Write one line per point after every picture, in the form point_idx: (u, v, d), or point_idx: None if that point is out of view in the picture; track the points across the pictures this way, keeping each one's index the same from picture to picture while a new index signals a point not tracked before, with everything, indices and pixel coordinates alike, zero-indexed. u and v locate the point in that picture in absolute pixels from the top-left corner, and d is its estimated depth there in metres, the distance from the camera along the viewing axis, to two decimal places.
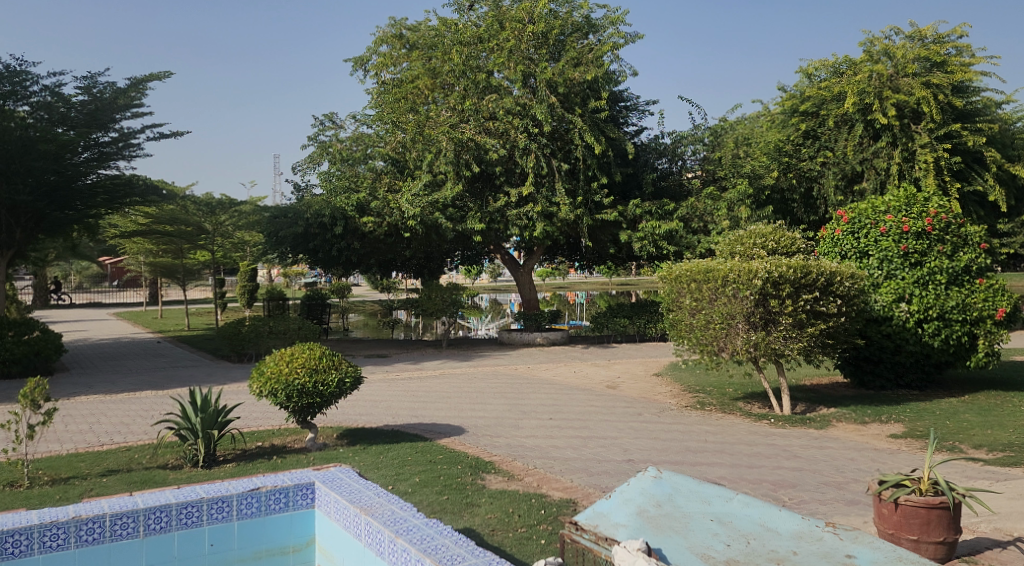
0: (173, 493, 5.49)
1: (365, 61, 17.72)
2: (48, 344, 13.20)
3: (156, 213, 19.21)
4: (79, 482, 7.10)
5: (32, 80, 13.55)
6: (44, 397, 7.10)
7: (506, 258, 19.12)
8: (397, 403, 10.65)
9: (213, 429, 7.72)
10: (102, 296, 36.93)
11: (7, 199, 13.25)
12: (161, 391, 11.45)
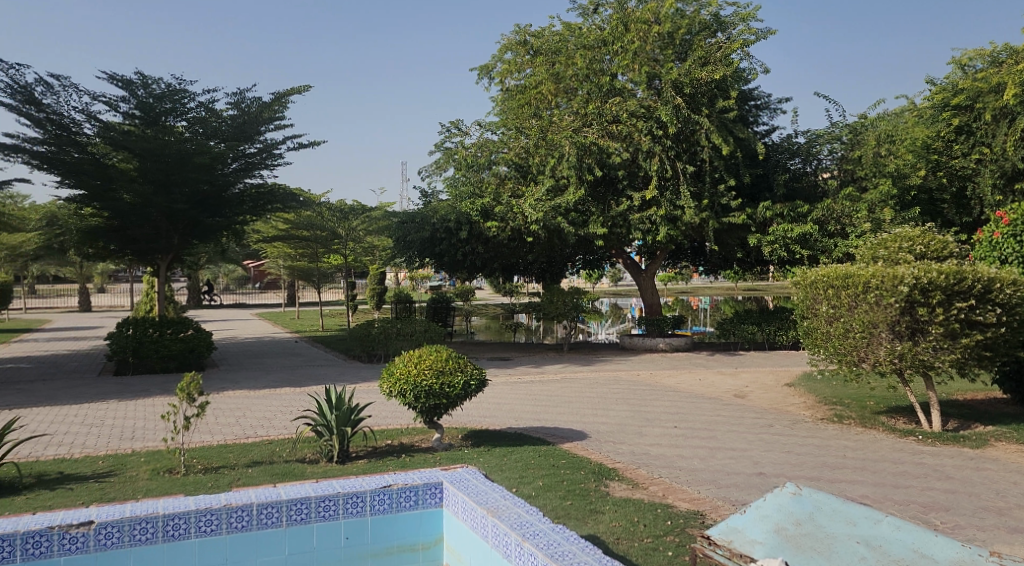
0: (312, 487, 5.77)
1: (490, 69, 18.00)
2: (202, 340, 14.12)
3: (295, 218, 20.32)
4: (228, 472, 7.59)
5: (189, 97, 14.61)
6: (198, 391, 7.65)
7: (628, 263, 18.91)
8: (520, 406, 10.73)
9: (346, 426, 8.04)
10: (247, 297, 39.51)
11: (166, 208, 14.44)
12: (299, 389, 12.07)
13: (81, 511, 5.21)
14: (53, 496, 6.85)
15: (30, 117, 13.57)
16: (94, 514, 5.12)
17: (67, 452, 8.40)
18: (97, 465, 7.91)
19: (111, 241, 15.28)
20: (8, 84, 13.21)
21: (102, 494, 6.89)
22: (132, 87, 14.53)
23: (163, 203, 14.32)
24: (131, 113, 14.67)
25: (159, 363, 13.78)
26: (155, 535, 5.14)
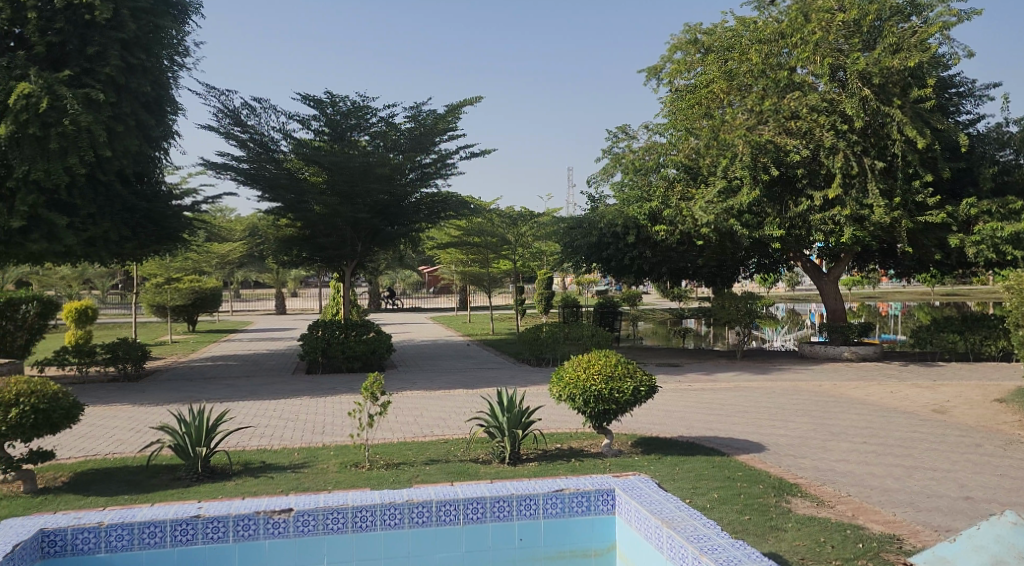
0: (488, 487, 5.92)
1: (659, 70, 17.70)
2: (382, 342, 14.89)
3: (467, 225, 21.05)
4: (408, 468, 7.97)
5: (372, 112, 15.48)
6: (381, 390, 8.09)
7: (807, 267, 17.93)
8: (692, 415, 10.41)
9: (517, 429, 8.18)
10: (423, 301, 41.41)
11: (351, 218, 15.50)
12: (471, 390, 12.45)
13: (282, 498, 5.67)
14: (257, 482, 7.50)
15: (236, 138, 15.05)
16: (294, 502, 5.54)
17: (268, 443, 9.19)
18: (293, 456, 8.58)
19: (303, 249, 16.65)
20: (219, 109, 14.76)
21: (298, 484, 7.46)
22: (322, 105, 15.69)
23: (348, 213, 15.38)
24: (321, 130, 15.87)
25: (344, 363, 14.75)
26: (345, 526, 5.48)
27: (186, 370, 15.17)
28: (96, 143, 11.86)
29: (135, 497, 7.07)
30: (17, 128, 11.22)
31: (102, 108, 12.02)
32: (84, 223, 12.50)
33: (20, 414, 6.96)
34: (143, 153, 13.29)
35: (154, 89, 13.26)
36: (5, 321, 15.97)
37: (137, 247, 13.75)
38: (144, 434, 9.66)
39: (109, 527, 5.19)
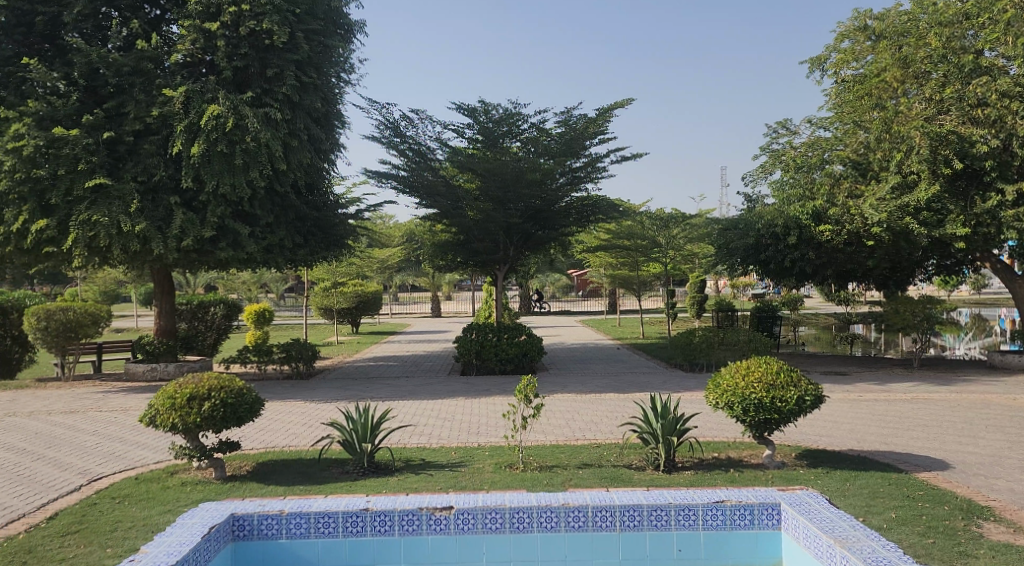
0: (644, 495, 5.82)
1: (823, 61, 16.78)
2: (534, 345, 15.04)
3: (617, 228, 20.91)
4: (562, 471, 8.00)
5: (523, 118, 15.71)
6: (534, 393, 8.16)
7: (997, 267, 16.26)
8: (863, 427, 9.74)
9: (673, 436, 7.98)
10: (573, 305, 41.52)
11: (503, 222, 15.83)
12: (623, 395, 12.33)
13: (443, 496, 5.85)
14: (418, 479, 7.80)
15: (396, 148, 15.78)
16: (453, 500, 5.70)
17: (427, 442, 9.54)
18: (451, 455, 8.86)
19: (457, 253, 17.17)
20: (381, 122, 15.56)
21: (456, 482, 7.68)
22: (476, 114, 16.11)
23: (500, 218, 15.68)
24: (475, 138, 16.29)
25: (497, 366, 15.02)
26: (503, 526, 5.57)
27: (351, 370, 16.08)
28: (273, 158, 12.85)
29: (309, 488, 7.57)
30: (208, 146, 12.35)
31: (278, 125, 13.01)
32: (263, 232, 13.56)
33: (212, 407, 7.64)
34: (313, 166, 14.23)
35: (324, 105, 14.18)
36: (197, 322, 17.67)
37: (309, 254, 14.70)
38: (316, 429, 10.33)
39: (289, 515, 5.57)
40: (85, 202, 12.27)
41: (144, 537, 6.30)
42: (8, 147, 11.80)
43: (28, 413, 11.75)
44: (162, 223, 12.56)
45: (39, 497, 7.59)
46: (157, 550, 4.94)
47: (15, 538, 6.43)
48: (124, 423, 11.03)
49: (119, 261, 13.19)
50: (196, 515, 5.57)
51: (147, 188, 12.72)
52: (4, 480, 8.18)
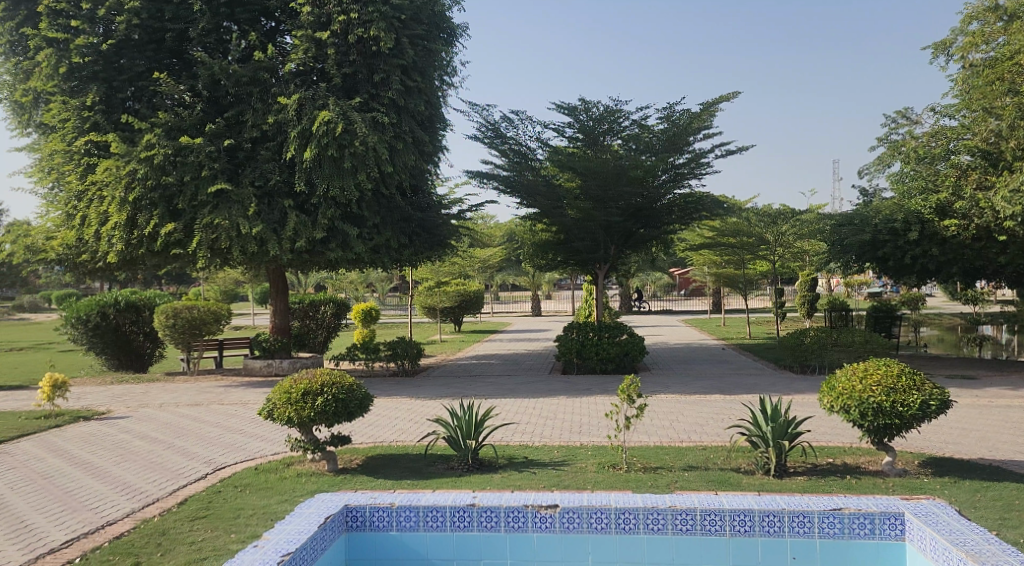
0: (756, 500, 5.64)
1: (948, 45, 15.79)
2: (636, 345, 14.84)
3: (721, 225, 20.38)
4: (666, 473, 7.86)
5: (624, 116, 15.56)
6: (637, 393, 8.04)
7: None
8: (995, 435, 9.08)
9: (784, 440, 7.69)
10: (674, 304, 40.73)
11: (604, 221, 15.72)
12: (730, 397, 11.99)
13: (548, 494, 5.85)
14: (521, 477, 7.86)
15: (498, 149, 15.96)
16: (559, 499, 5.70)
17: (530, 440, 9.58)
18: (554, 454, 8.87)
19: (558, 253, 17.19)
20: (483, 123, 15.79)
21: (559, 481, 7.67)
22: (576, 112, 16.06)
23: (601, 216, 15.58)
24: (575, 137, 16.25)
25: (598, 365, 14.90)
26: (609, 526, 5.52)
27: (454, 368, 16.36)
28: (380, 161, 13.26)
29: (416, 482, 7.75)
30: (319, 151, 12.85)
31: (385, 129, 13.41)
32: (371, 233, 14.00)
33: (324, 402, 7.95)
34: (418, 168, 14.57)
35: (428, 108, 14.53)
36: (309, 320, 18.47)
37: (414, 254, 15.06)
38: (422, 425, 10.58)
39: (399, 508, 5.70)
40: (208, 206, 13.00)
41: (264, 524, 6.62)
42: (140, 156, 12.63)
43: (159, 404, 12.59)
44: (277, 225, 13.17)
45: (170, 484, 8.10)
46: (278, 537, 5.15)
47: (150, 521, 6.89)
48: (244, 416, 11.65)
49: (238, 263, 13.91)
50: (312, 505, 5.79)
51: (263, 192, 13.36)
52: (139, 466, 8.78)
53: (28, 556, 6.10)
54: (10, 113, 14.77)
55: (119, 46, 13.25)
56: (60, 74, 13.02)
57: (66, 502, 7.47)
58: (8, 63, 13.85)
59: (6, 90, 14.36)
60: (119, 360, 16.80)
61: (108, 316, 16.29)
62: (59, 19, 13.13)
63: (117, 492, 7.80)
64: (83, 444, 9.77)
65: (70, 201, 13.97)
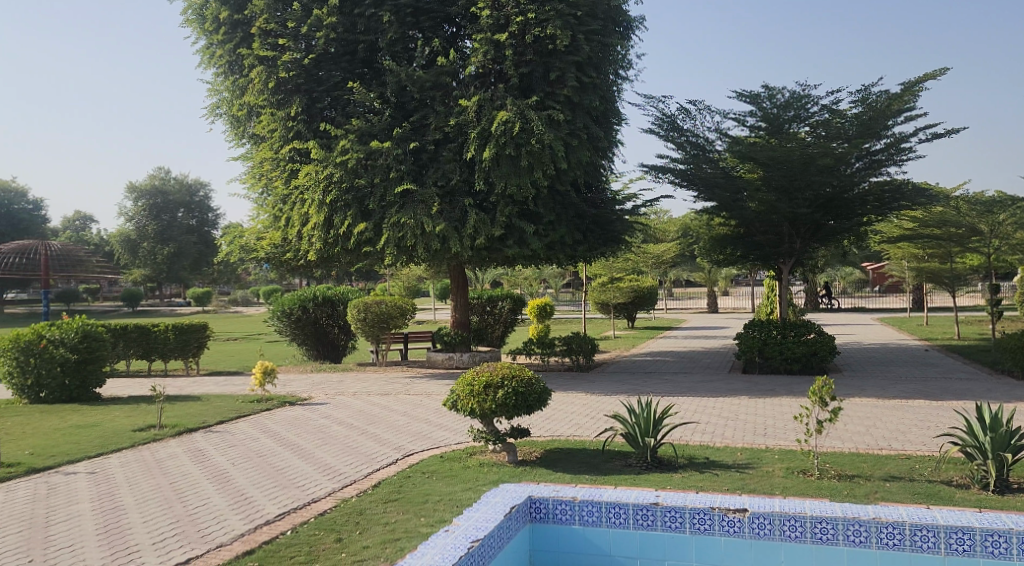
0: (975, 516, 5.10)
1: None
2: (825, 344, 13.92)
3: (923, 215, 18.65)
4: (864, 482, 7.29)
5: (813, 101, 14.70)
6: (830, 395, 7.47)
7: None
8: None
9: (1005, 452, 6.89)
10: (867, 301, 37.89)
11: (790, 213, 14.91)
12: (936, 403, 10.94)
13: (735, 498, 5.59)
14: (704, 478, 7.62)
15: (674, 141, 15.62)
16: (748, 503, 5.43)
17: (710, 440, 9.27)
18: (738, 456, 8.52)
19: (738, 247, 16.52)
20: (659, 116, 15.54)
21: (743, 485, 7.35)
22: (759, 100, 15.42)
23: (786, 208, 14.83)
24: (758, 126, 15.57)
25: (782, 364, 14.15)
26: (804, 535, 5.19)
27: (629, 364, 16.19)
28: (555, 158, 13.40)
29: (595, 478, 7.74)
30: (498, 151, 13.20)
31: (561, 126, 13.52)
32: (546, 230, 14.19)
33: (505, 395, 8.12)
34: (593, 164, 14.57)
35: (603, 104, 14.48)
36: (486, 315, 19.06)
37: (588, 250, 15.12)
38: (599, 420, 10.55)
39: (581, 503, 5.63)
40: (396, 206, 13.73)
41: (451, 510, 6.90)
42: (337, 161, 13.62)
43: (353, 392, 13.52)
44: (458, 223, 13.69)
45: (364, 467, 8.66)
46: (467, 523, 5.23)
47: (349, 500, 7.39)
48: (429, 405, 12.21)
49: (422, 260, 14.60)
50: (497, 494, 5.84)
51: (445, 192, 13.92)
52: (338, 449, 9.47)
53: (248, 525, 6.75)
54: (228, 127, 16.43)
55: (319, 59, 14.30)
56: (269, 88, 14.31)
57: (277, 479, 8.21)
58: (228, 81, 15.43)
59: (226, 105, 16.01)
60: (318, 351, 18.22)
61: (308, 309, 17.75)
62: (268, 39, 14.36)
63: (319, 472, 8.46)
64: (290, 427, 10.68)
65: (277, 204, 15.30)
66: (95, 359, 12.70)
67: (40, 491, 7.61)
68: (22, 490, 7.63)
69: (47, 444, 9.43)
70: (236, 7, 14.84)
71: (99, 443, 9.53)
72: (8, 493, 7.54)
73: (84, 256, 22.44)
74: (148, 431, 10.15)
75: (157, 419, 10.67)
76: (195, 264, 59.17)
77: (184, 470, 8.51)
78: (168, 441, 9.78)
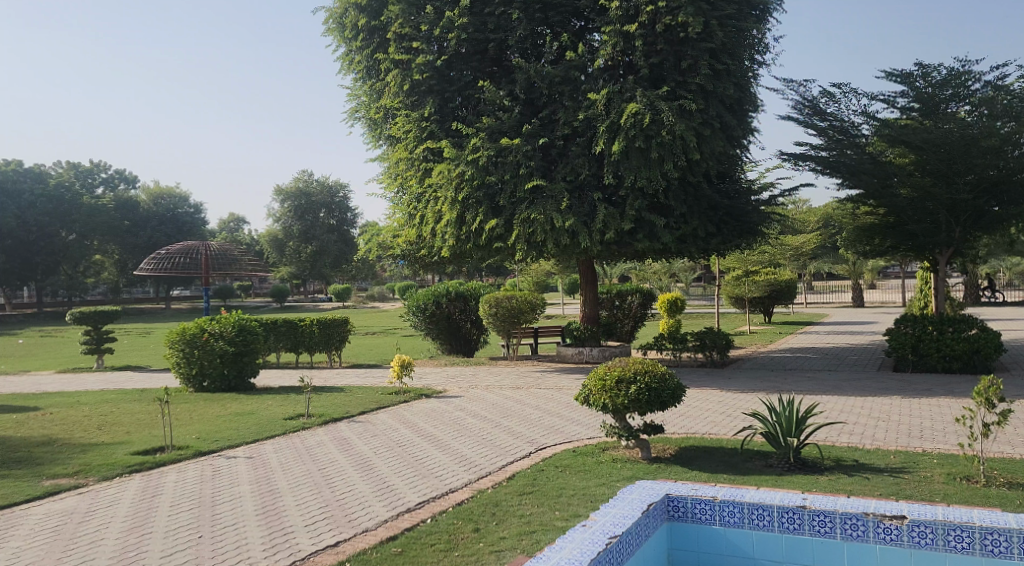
0: None
1: None
2: (989, 341, 12.84)
3: None
4: None
5: (973, 77, 13.61)
6: (998, 396, 6.86)
7: None
8: None
9: None
10: None
11: (948, 199, 13.86)
12: None
13: (892, 503, 5.23)
14: (853, 482, 7.21)
15: (816, 127, 14.87)
16: (907, 509, 5.07)
17: (859, 442, 8.77)
18: (891, 459, 7.99)
19: (888, 237, 15.46)
20: (800, 100, 14.89)
21: (898, 489, 6.90)
22: (912, 79, 14.41)
23: (943, 194, 13.79)
24: (910, 107, 14.57)
25: (940, 363, 13.20)
26: (973, 546, 4.78)
27: (767, 361, 15.57)
28: (687, 149, 13.10)
29: (734, 478, 7.50)
30: (627, 144, 13.04)
31: (693, 116, 13.18)
32: (678, 223, 13.86)
33: (638, 390, 8.00)
34: (727, 153, 14.13)
35: (738, 91, 14.03)
36: (616, 310, 18.92)
37: (721, 242, 14.66)
38: (737, 419, 10.20)
39: (721, 502, 5.41)
40: (525, 202, 13.83)
41: (586, 505, 6.89)
42: (468, 158, 13.88)
43: (485, 386, 13.79)
44: (587, 218, 13.62)
45: (499, 459, 8.80)
46: (604, 519, 5.13)
47: (485, 491, 7.54)
48: (560, 400, 12.27)
49: (552, 255, 14.63)
50: (633, 490, 5.69)
51: (575, 186, 13.93)
52: (473, 441, 9.69)
53: (391, 512, 7.02)
54: (367, 129, 17.17)
55: (450, 60, 14.66)
56: (404, 90, 14.87)
57: (417, 468, 8.49)
58: (366, 85, 16.15)
59: (364, 109, 16.74)
60: (451, 345, 18.69)
61: (442, 304, 18.29)
62: (403, 43, 14.86)
63: (456, 463, 8.69)
64: (427, 418, 11.04)
65: (412, 203, 15.82)
66: (249, 351, 13.60)
67: (206, 473, 8.26)
68: (191, 471, 8.31)
69: (211, 430, 10.23)
70: (374, 14, 15.44)
71: (255, 430, 10.23)
72: (179, 473, 8.23)
73: (238, 255, 24.09)
74: (298, 420, 10.78)
75: (306, 408, 11.31)
76: (335, 262, 62.24)
77: (331, 457, 8.99)
78: (316, 429, 10.35)
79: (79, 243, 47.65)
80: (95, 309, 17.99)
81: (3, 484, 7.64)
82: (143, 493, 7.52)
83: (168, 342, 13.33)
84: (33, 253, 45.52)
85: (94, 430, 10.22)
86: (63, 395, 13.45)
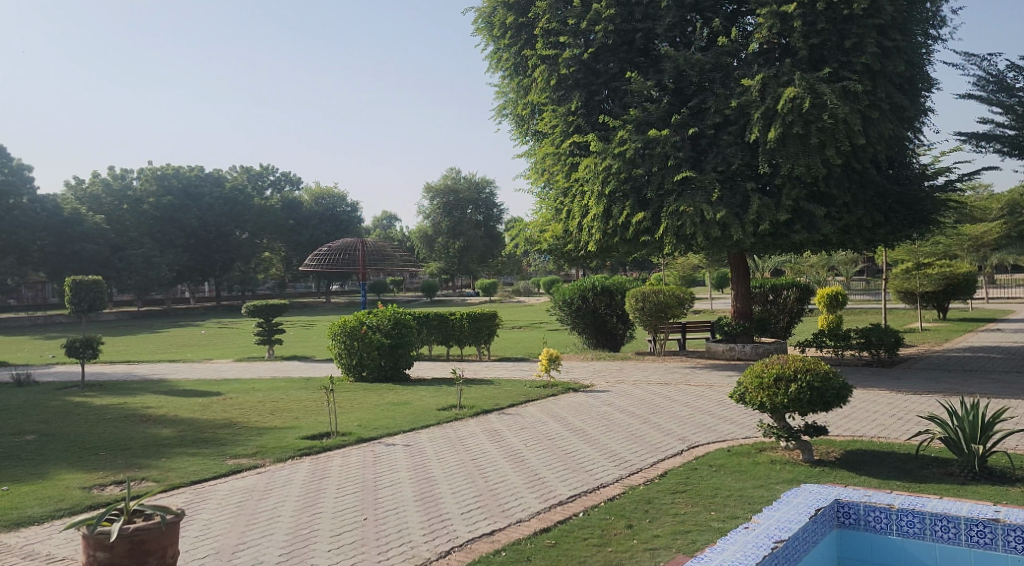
0: None
1: None
2: None
3: None
4: None
5: None
6: None
7: None
8: None
9: None
10: None
11: None
12: None
13: None
14: None
15: (1001, 104, 13.50)
16: None
17: None
18: None
19: None
20: (982, 76, 13.60)
21: None
22: None
23: None
24: None
25: None
26: None
27: (942, 360, 14.35)
28: (851, 133, 12.35)
29: (909, 485, 6.95)
30: (784, 130, 12.41)
31: (859, 97, 12.42)
32: (840, 213, 13.07)
33: (798, 389, 7.59)
34: (897, 137, 13.17)
35: (909, 70, 13.07)
36: (770, 305, 18.13)
37: (890, 233, 13.71)
38: (909, 422, 9.48)
39: (899, 511, 5.01)
40: (674, 195, 13.50)
41: (744, 507, 6.62)
42: (615, 151, 13.71)
43: (633, 381, 13.61)
44: (740, 209, 13.14)
45: (650, 456, 8.64)
46: (768, 523, 4.88)
47: (637, 487, 7.43)
48: (712, 397, 11.90)
49: (702, 249, 14.17)
50: (798, 494, 5.38)
51: (726, 177, 13.45)
52: (624, 437, 9.58)
53: (543, 504, 7.07)
54: (514, 126, 17.41)
55: (597, 52, 14.56)
56: (551, 85, 14.94)
57: (566, 462, 8.49)
58: (513, 82, 16.37)
59: (511, 106, 16.98)
60: (597, 339, 18.61)
61: (588, 299, 18.26)
62: (550, 38, 14.87)
63: (606, 458, 8.62)
64: (575, 413, 11.03)
65: (558, 197, 15.87)
66: (404, 344, 14.17)
67: (367, 459, 8.67)
68: (353, 456, 8.75)
69: (371, 418, 10.73)
70: (521, 11, 15.60)
71: (411, 419, 10.63)
72: (343, 458, 8.70)
73: (392, 251, 25.15)
74: (451, 411, 11.10)
75: (458, 400, 11.63)
76: (482, 257, 63.69)
77: (483, 447, 9.18)
78: (468, 420, 10.61)
79: (251, 242, 51.64)
80: (266, 301, 19.34)
81: (193, 461, 8.37)
82: (311, 475, 7.98)
83: (331, 334, 14.14)
84: (213, 251, 49.80)
85: (268, 415, 11.00)
86: (240, 382, 14.57)
